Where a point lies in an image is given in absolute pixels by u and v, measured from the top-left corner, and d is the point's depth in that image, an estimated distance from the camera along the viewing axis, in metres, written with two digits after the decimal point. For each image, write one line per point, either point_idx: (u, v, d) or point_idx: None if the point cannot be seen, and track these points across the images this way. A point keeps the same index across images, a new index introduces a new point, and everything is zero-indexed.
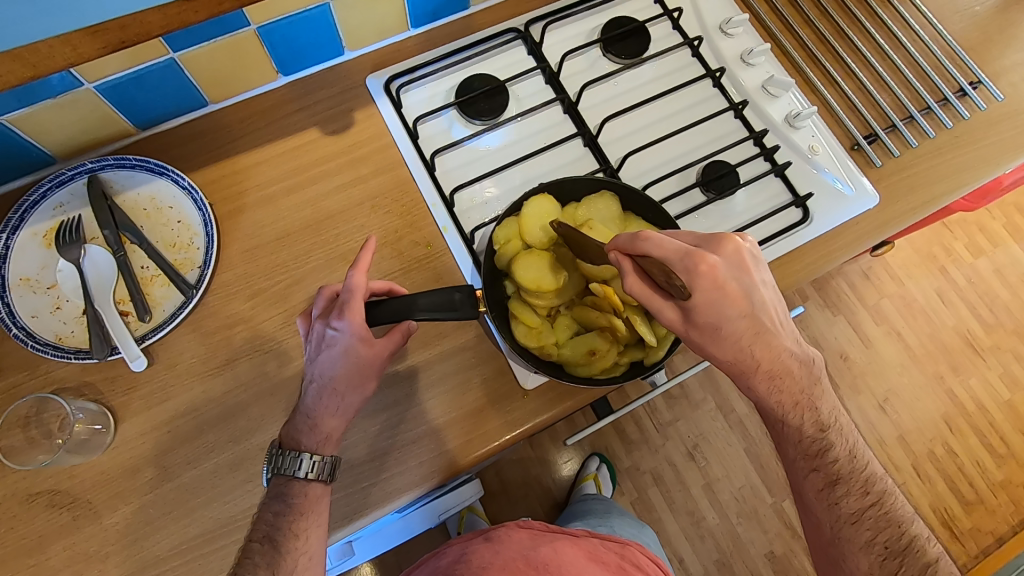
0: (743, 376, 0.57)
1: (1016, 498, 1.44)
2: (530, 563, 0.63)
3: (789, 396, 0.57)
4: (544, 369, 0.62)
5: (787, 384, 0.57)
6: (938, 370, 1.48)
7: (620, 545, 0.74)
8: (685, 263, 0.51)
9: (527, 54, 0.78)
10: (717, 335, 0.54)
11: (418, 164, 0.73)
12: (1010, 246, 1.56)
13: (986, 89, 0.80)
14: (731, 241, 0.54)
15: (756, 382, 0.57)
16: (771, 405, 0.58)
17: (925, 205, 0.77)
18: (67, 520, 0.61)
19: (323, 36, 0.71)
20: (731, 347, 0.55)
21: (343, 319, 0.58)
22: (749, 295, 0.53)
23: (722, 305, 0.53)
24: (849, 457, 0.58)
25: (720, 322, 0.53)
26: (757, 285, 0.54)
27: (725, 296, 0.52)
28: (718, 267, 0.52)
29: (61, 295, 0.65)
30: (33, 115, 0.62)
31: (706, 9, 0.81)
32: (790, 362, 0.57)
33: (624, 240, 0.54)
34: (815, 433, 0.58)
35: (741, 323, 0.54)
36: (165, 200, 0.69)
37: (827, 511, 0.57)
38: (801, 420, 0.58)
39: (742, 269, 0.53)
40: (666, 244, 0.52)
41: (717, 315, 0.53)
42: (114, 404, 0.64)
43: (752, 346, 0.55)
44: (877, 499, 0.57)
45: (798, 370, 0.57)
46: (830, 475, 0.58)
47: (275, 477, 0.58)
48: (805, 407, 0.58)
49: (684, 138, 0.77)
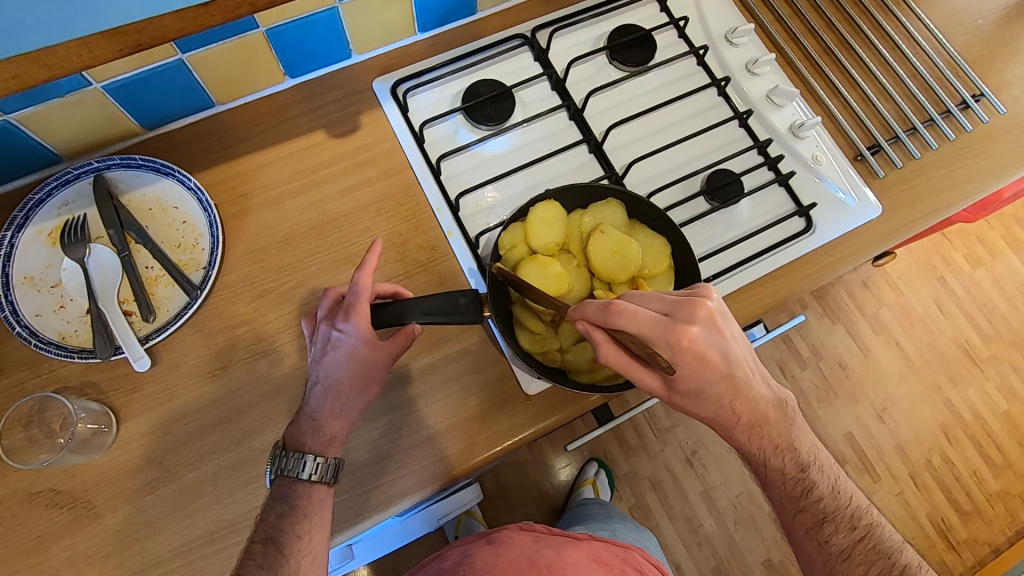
0: (725, 428, 0.58)
1: (1012, 508, 1.44)
2: (534, 564, 0.64)
3: (768, 441, 0.58)
4: (547, 375, 0.62)
5: (766, 431, 0.58)
6: (936, 380, 1.49)
7: (623, 550, 0.74)
8: (667, 339, 0.51)
9: (533, 60, 0.79)
10: (699, 396, 0.55)
11: (423, 168, 0.73)
12: (1008, 257, 1.56)
13: (988, 102, 0.81)
14: (705, 306, 0.53)
15: (736, 432, 0.58)
16: (752, 451, 0.59)
17: (927, 216, 0.77)
18: (68, 520, 0.60)
19: (331, 39, 0.71)
20: (712, 405, 0.56)
21: (349, 321, 0.58)
22: (727, 357, 0.54)
23: (704, 373, 0.53)
24: (832, 493, 0.59)
25: (702, 386, 0.54)
26: (732, 345, 0.54)
27: (706, 365, 0.53)
28: (698, 340, 0.52)
29: (65, 294, 0.65)
30: (40, 115, 0.62)
31: (711, 19, 0.82)
32: (767, 409, 0.58)
33: (592, 311, 0.52)
34: (797, 473, 0.59)
35: (721, 384, 0.54)
36: (171, 201, 0.69)
37: (818, 550, 0.58)
38: (781, 462, 0.59)
39: (719, 333, 0.53)
40: (644, 319, 0.51)
41: (698, 381, 0.54)
42: (116, 404, 0.64)
43: (733, 402, 0.56)
44: (866, 533, 0.57)
45: (774, 415, 0.58)
46: (816, 514, 0.58)
47: (279, 478, 0.58)
48: (785, 449, 0.59)
49: (689, 147, 0.77)
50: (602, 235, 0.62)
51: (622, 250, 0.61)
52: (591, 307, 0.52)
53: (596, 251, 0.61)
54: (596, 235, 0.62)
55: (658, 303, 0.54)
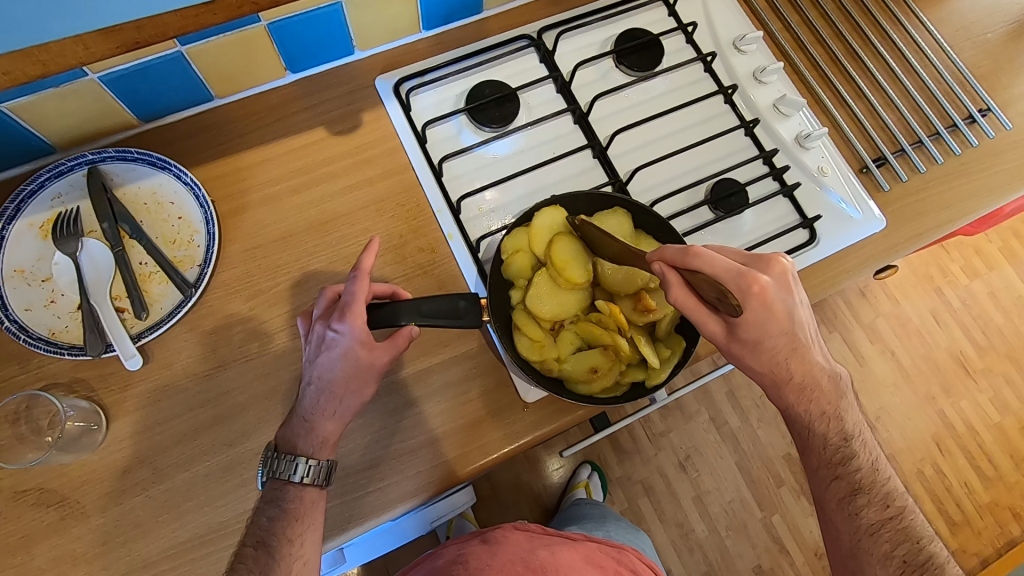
0: (775, 387, 0.57)
1: (1003, 520, 1.44)
2: (529, 565, 0.63)
3: (817, 406, 0.58)
4: (543, 384, 0.61)
5: (816, 395, 0.57)
6: (929, 391, 1.49)
7: (617, 551, 0.74)
8: (738, 283, 0.51)
9: (538, 62, 0.78)
10: (758, 349, 0.54)
11: (425, 169, 0.72)
12: (1005, 270, 1.56)
13: (995, 117, 0.80)
14: (778, 262, 0.53)
15: (785, 393, 0.57)
16: (798, 413, 0.58)
17: (932, 229, 0.77)
18: (54, 520, 0.59)
19: (333, 35, 0.70)
20: (768, 361, 0.55)
21: (345, 321, 0.57)
22: (793, 315, 0.53)
23: (769, 324, 0.52)
24: (871, 468, 0.59)
25: (763, 337, 0.53)
26: (800, 305, 0.54)
27: (773, 316, 0.52)
28: (768, 288, 0.51)
29: (56, 288, 0.64)
30: (34, 104, 0.60)
31: (719, 25, 0.81)
32: (820, 376, 0.57)
33: (671, 250, 0.52)
34: (839, 442, 0.59)
35: (781, 340, 0.54)
36: (167, 195, 0.68)
37: (847, 521, 0.58)
38: (826, 429, 0.58)
39: (789, 290, 0.53)
40: (719, 260, 0.51)
41: (761, 332, 0.53)
42: (107, 402, 0.63)
43: (788, 361, 0.55)
44: (897, 513, 0.58)
45: (827, 384, 0.58)
46: (851, 484, 0.58)
47: (271, 481, 0.57)
48: (831, 417, 0.58)
49: (694, 154, 0.77)
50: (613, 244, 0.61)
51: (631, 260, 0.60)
52: (670, 248, 0.52)
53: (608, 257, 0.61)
54: None
55: (732, 256, 0.55)
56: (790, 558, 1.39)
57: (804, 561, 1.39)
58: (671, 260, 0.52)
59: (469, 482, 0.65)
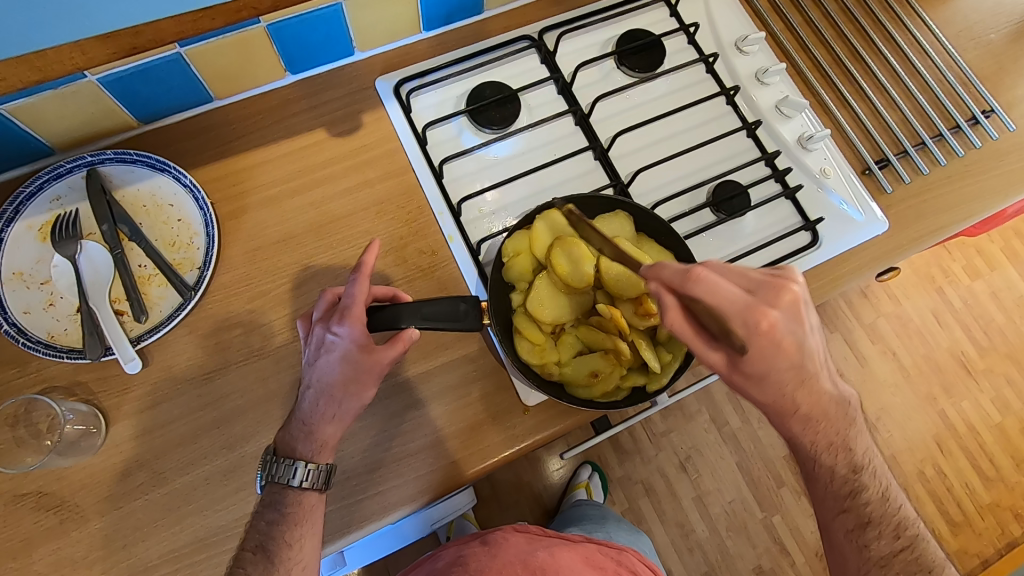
0: (779, 416, 0.55)
1: (1003, 521, 1.44)
2: (528, 567, 0.63)
3: (824, 437, 0.56)
4: (543, 388, 0.61)
5: (823, 425, 0.56)
6: (930, 391, 1.49)
7: (618, 552, 0.74)
8: (743, 316, 0.49)
9: (540, 63, 0.77)
10: (762, 381, 0.52)
11: (426, 170, 0.72)
12: (1007, 270, 1.56)
13: (998, 118, 0.80)
14: (789, 290, 0.51)
15: (790, 422, 0.55)
16: (804, 444, 0.57)
17: (934, 232, 0.77)
18: (54, 523, 0.59)
19: (334, 36, 0.69)
20: (773, 394, 0.53)
21: (344, 324, 0.57)
22: (801, 347, 0.51)
23: (774, 356, 0.50)
24: (880, 499, 0.58)
25: (768, 371, 0.51)
26: (809, 336, 0.52)
27: (779, 350, 0.50)
28: (774, 321, 0.49)
29: (55, 291, 0.64)
30: (32, 106, 0.60)
31: (722, 26, 0.80)
32: (829, 404, 0.55)
33: (670, 273, 0.50)
34: (847, 474, 0.58)
35: (789, 373, 0.52)
36: (166, 197, 0.68)
37: (857, 553, 0.57)
38: (833, 460, 0.57)
39: (799, 322, 0.51)
40: (723, 290, 0.49)
41: (766, 365, 0.51)
42: (106, 405, 0.62)
43: (795, 393, 0.53)
44: (909, 543, 0.57)
45: (835, 411, 0.56)
46: (860, 517, 0.58)
47: (270, 485, 0.57)
48: (839, 448, 0.57)
49: (696, 156, 0.76)
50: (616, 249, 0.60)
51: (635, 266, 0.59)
52: (670, 270, 0.51)
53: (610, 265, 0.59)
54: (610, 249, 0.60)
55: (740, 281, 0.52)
56: (790, 558, 1.39)
57: (805, 562, 1.39)
58: (669, 285, 0.50)
59: (470, 485, 0.65)
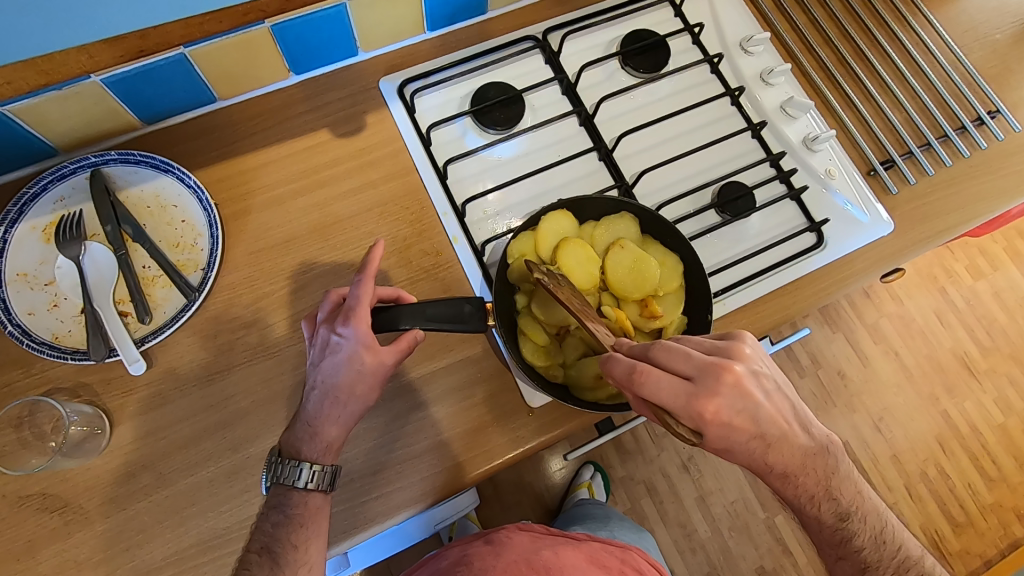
0: (760, 473, 0.55)
1: (1005, 521, 1.44)
2: (533, 566, 0.63)
3: (806, 490, 0.56)
4: (548, 390, 0.61)
5: (803, 480, 0.55)
6: (933, 391, 1.49)
7: (622, 550, 0.74)
8: (690, 411, 0.48)
9: (544, 63, 0.77)
10: (728, 454, 0.52)
11: (430, 171, 0.72)
12: (1009, 270, 1.56)
13: (1004, 119, 0.79)
14: (731, 372, 0.49)
15: (771, 480, 0.55)
16: (787, 497, 0.56)
17: (939, 233, 0.76)
18: (58, 525, 0.59)
19: (337, 36, 0.69)
20: (744, 459, 0.53)
21: (349, 325, 0.56)
22: (756, 419, 0.50)
23: (731, 435, 0.50)
24: (874, 543, 0.57)
25: (730, 447, 0.51)
26: (762, 406, 0.50)
27: (733, 430, 0.50)
28: (721, 408, 0.49)
29: (59, 292, 0.64)
30: (35, 107, 0.60)
31: (726, 26, 0.80)
32: (805, 458, 0.54)
33: (617, 373, 0.50)
34: (835, 523, 0.57)
35: (753, 443, 0.51)
36: (170, 198, 0.68)
37: None
38: (819, 511, 0.57)
39: (750, 397, 0.50)
40: (666, 389, 0.48)
41: (727, 443, 0.51)
42: (110, 407, 0.62)
43: (767, 456, 0.53)
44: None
45: (814, 463, 0.55)
46: (856, 563, 0.57)
47: (275, 486, 0.57)
48: (822, 500, 0.56)
49: (701, 157, 0.76)
50: (621, 250, 0.61)
51: (640, 267, 0.60)
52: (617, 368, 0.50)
53: (615, 265, 0.61)
54: (615, 249, 0.61)
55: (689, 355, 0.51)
56: (792, 559, 1.39)
57: (807, 562, 1.39)
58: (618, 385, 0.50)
59: (474, 487, 0.65)
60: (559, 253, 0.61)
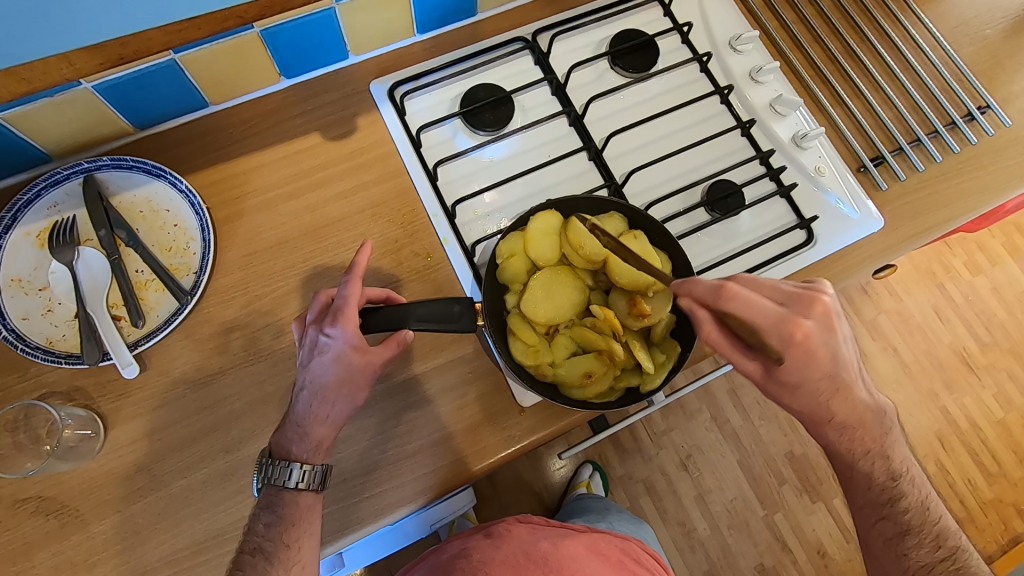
0: (815, 424, 0.57)
1: (1006, 517, 1.44)
2: (531, 557, 0.63)
3: (861, 447, 0.58)
4: (537, 389, 0.61)
5: (859, 434, 0.58)
6: (932, 387, 1.49)
7: (622, 541, 0.74)
8: (779, 328, 0.50)
9: (534, 64, 0.77)
10: (796, 391, 0.54)
11: (420, 173, 0.72)
12: (1008, 265, 1.55)
13: (994, 114, 0.80)
14: (821, 303, 0.52)
15: (826, 430, 0.57)
16: (840, 451, 0.59)
17: (933, 228, 0.77)
18: (55, 528, 0.60)
19: (328, 40, 0.70)
20: (808, 402, 0.55)
21: (337, 326, 0.56)
22: (835, 357, 0.52)
23: (809, 367, 0.52)
24: (920, 508, 0.60)
25: (801, 381, 0.53)
26: (843, 346, 0.53)
27: (814, 360, 0.51)
28: (811, 334, 0.51)
29: (53, 297, 0.64)
30: (28, 114, 0.60)
31: (715, 25, 0.80)
32: (864, 413, 0.57)
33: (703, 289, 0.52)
34: (886, 483, 0.60)
35: (823, 383, 0.53)
36: (162, 203, 0.68)
37: (896, 561, 0.60)
38: (872, 470, 0.59)
39: (834, 332, 0.52)
40: (759, 305, 0.50)
41: (801, 376, 0.52)
42: (104, 410, 0.63)
43: (829, 402, 0.55)
44: (949, 553, 0.59)
45: (871, 420, 0.57)
46: (899, 525, 0.60)
47: (267, 487, 0.57)
48: (877, 458, 0.59)
49: (690, 155, 0.76)
50: (633, 239, 0.61)
51: (646, 260, 0.61)
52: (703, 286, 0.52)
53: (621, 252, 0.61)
54: (627, 237, 0.62)
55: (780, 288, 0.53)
56: (792, 556, 1.39)
57: (807, 559, 1.39)
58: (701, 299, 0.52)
59: (469, 484, 0.65)
60: (572, 222, 0.61)
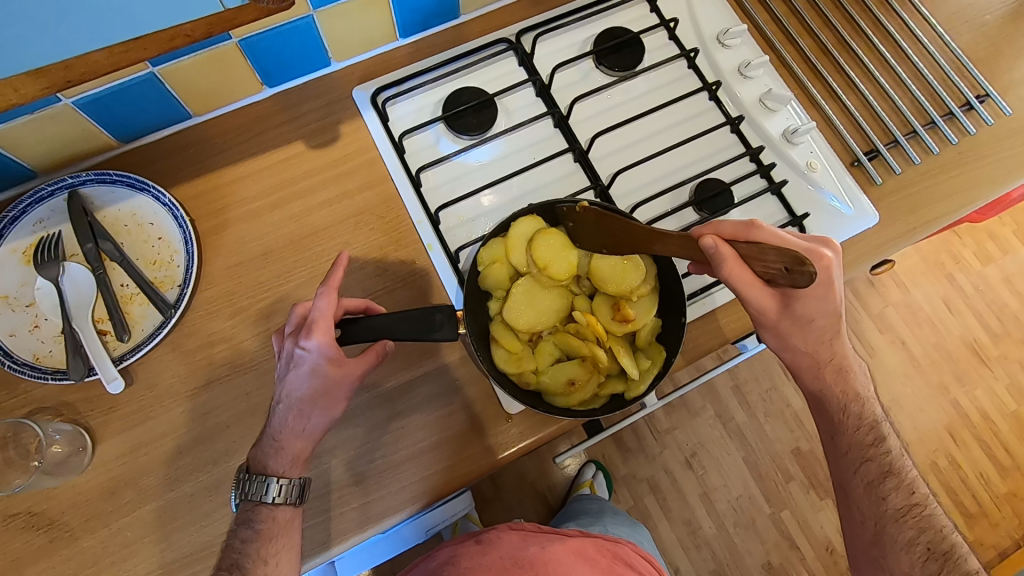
0: (812, 368, 0.61)
1: (1020, 511, 1.41)
2: (518, 563, 0.62)
3: (850, 386, 0.61)
4: (520, 397, 0.60)
5: (849, 376, 0.61)
6: (942, 380, 1.46)
7: (614, 545, 0.73)
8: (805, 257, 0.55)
9: (517, 65, 0.76)
10: (806, 326, 0.57)
11: (404, 179, 0.72)
12: (1019, 252, 1.52)
13: (993, 103, 0.77)
14: (833, 244, 0.57)
15: (823, 373, 0.61)
16: (833, 393, 0.61)
17: (927, 223, 0.75)
18: (45, 542, 0.60)
19: (307, 48, 0.69)
20: (813, 338, 0.59)
21: (311, 338, 0.55)
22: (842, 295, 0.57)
23: (825, 300, 0.56)
24: (898, 453, 0.61)
25: (815, 315, 0.57)
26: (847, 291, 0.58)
27: (830, 292, 0.56)
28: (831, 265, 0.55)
29: (39, 313, 0.65)
30: (9, 132, 0.61)
31: (703, 20, 0.79)
32: (852, 356, 0.61)
33: (730, 227, 0.54)
34: (870, 423, 0.62)
35: (829, 320, 0.57)
36: (146, 217, 0.68)
37: (874, 504, 0.60)
38: (859, 411, 0.61)
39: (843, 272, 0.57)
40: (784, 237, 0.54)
41: (814, 308, 0.56)
42: (91, 424, 0.63)
43: (832, 340, 0.59)
44: (921, 499, 0.60)
45: (857, 366, 0.62)
46: (880, 467, 0.61)
47: (244, 502, 0.57)
48: (863, 400, 0.62)
49: (678, 154, 0.75)
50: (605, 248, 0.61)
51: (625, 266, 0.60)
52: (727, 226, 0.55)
53: (597, 262, 0.60)
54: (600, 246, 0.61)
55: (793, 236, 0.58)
56: (800, 554, 1.37)
57: (815, 557, 1.37)
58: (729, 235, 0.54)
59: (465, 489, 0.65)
60: (538, 241, 0.60)
